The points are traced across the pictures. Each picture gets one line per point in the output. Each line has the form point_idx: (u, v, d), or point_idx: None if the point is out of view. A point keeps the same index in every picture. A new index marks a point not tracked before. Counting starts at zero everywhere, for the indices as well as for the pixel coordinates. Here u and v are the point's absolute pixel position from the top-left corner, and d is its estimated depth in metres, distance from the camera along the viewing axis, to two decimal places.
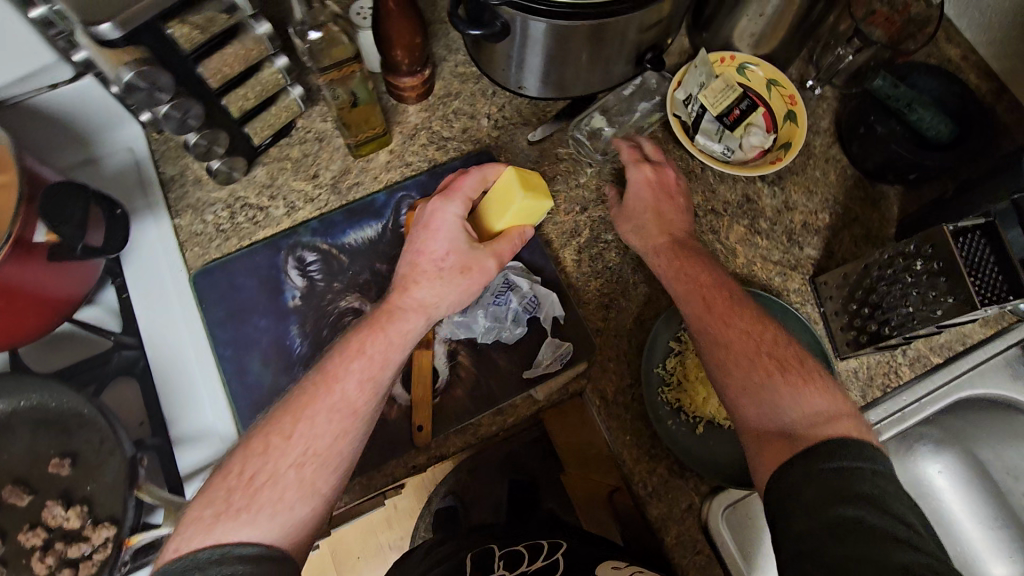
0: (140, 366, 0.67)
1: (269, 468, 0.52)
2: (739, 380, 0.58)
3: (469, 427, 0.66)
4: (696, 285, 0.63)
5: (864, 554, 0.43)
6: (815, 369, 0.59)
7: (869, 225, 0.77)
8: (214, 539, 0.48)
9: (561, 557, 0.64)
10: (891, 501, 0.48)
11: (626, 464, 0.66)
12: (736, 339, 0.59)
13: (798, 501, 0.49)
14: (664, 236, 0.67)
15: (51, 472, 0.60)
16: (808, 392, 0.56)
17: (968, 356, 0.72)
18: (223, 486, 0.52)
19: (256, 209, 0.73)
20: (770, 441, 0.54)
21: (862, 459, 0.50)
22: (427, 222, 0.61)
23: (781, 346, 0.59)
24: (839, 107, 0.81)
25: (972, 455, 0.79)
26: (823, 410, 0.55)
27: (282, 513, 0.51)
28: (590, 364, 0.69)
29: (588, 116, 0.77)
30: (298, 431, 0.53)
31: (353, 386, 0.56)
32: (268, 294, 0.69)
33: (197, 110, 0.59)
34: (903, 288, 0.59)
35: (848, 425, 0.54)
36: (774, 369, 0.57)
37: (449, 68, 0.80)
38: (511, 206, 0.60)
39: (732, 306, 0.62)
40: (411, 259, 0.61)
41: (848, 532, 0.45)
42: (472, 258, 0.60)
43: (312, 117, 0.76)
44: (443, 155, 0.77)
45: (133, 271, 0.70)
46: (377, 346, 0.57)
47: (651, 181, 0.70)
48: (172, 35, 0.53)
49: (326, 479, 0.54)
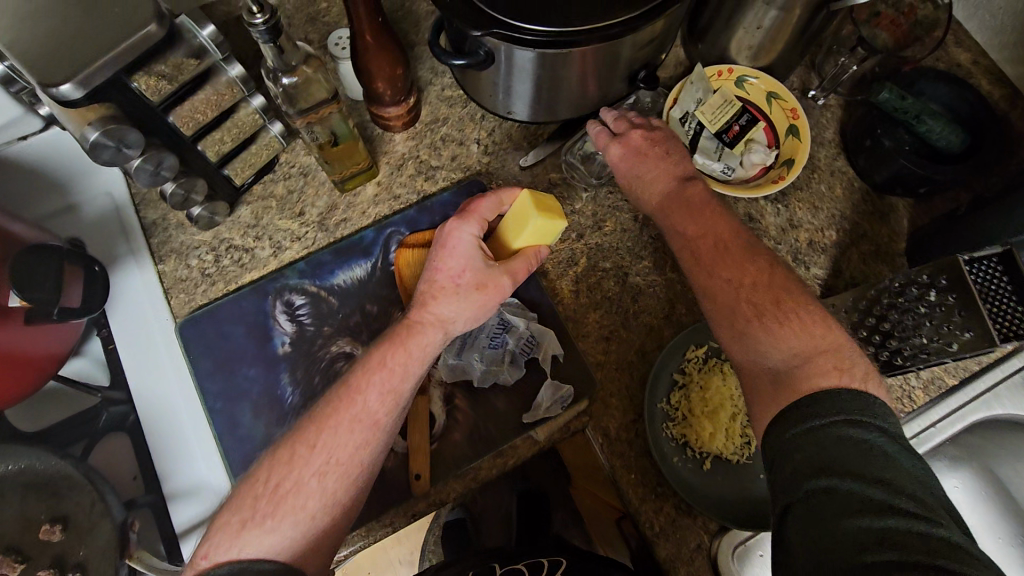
0: (131, 421, 0.65)
1: (293, 479, 0.51)
2: (726, 332, 0.55)
3: (469, 472, 0.64)
4: (684, 238, 0.60)
5: (834, 529, 0.40)
6: (796, 304, 0.54)
7: (879, 241, 0.74)
8: (237, 549, 0.48)
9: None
10: (872, 460, 0.43)
11: (632, 505, 0.64)
12: (720, 289, 0.56)
13: (782, 467, 0.45)
14: (655, 196, 0.64)
15: (42, 538, 0.59)
16: (790, 332, 0.53)
17: (984, 375, 0.69)
18: (250, 494, 0.51)
19: (242, 250, 0.71)
20: (761, 389, 0.51)
21: (845, 411, 0.46)
22: (443, 241, 0.59)
23: (762, 288, 0.55)
24: (844, 116, 0.78)
25: (993, 472, 0.73)
26: (802, 350, 0.51)
27: (305, 522, 0.50)
28: (592, 401, 0.66)
29: (580, 139, 0.74)
30: (322, 441, 0.52)
31: (376, 398, 0.54)
32: (257, 341, 0.67)
33: (171, 160, 0.57)
34: (916, 318, 0.56)
35: (833, 363, 0.50)
36: (753, 313, 0.54)
37: (436, 92, 0.77)
38: (527, 224, 0.57)
39: (720, 252, 0.58)
40: (428, 278, 0.59)
41: (819, 508, 0.42)
42: (489, 277, 0.58)
43: (295, 151, 0.73)
44: (432, 185, 0.74)
45: (118, 323, 0.68)
46: (398, 360, 0.55)
47: (626, 154, 0.65)
48: (137, 88, 0.51)
49: (348, 489, 0.52)
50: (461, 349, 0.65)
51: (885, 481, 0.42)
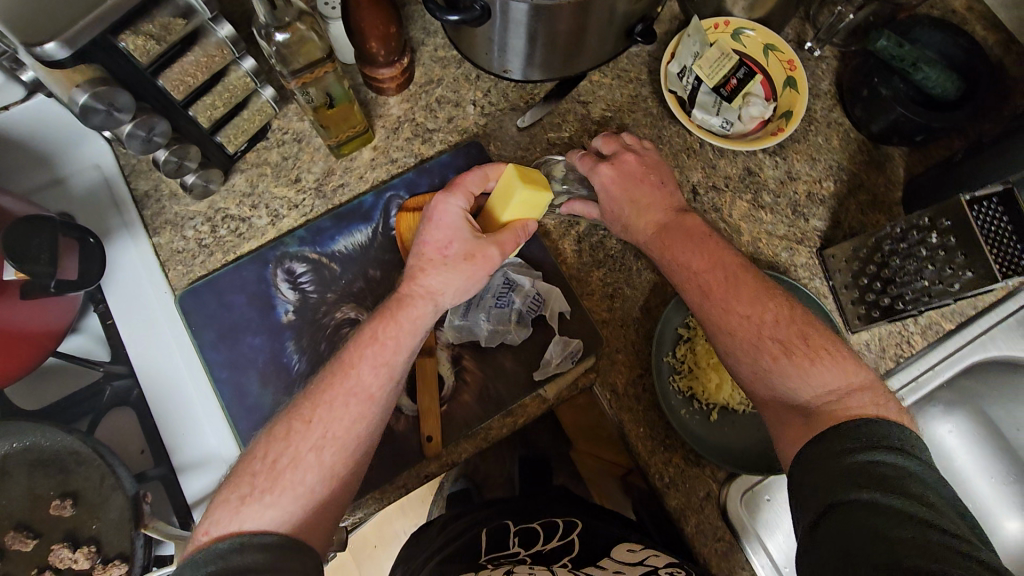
0: (135, 395, 0.64)
1: (291, 452, 0.50)
2: (747, 370, 0.56)
3: (479, 432, 0.65)
4: (690, 271, 0.60)
5: (868, 534, 0.41)
6: (825, 341, 0.55)
7: (875, 190, 0.74)
8: (236, 526, 0.47)
9: (575, 538, 0.61)
10: (908, 479, 0.44)
11: (641, 457, 0.65)
12: (738, 324, 0.56)
13: (813, 481, 0.46)
14: (649, 226, 0.63)
15: (53, 514, 0.58)
16: (824, 369, 0.53)
17: (979, 320, 0.70)
18: (248, 471, 0.50)
19: (238, 220, 0.69)
20: (791, 422, 0.52)
21: (881, 443, 0.46)
22: (430, 213, 0.58)
23: (783, 326, 0.56)
24: (839, 67, 0.78)
25: (984, 413, 0.75)
26: (835, 387, 0.52)
27: (305, 496, 0.49)
28: (598, 357, 0.67)
29: (547, 162, 0.72)
30: (318, 415, 0.52)
31: (370, 370, 0.53)
32: (260, 309, 0.67)
33: (164, 126, 0.55)
34: (918, 264, 0.58)
35: (868, 400, 0.51)
36: (780, 351, 0.55)
37: (429, 52, 0.75)
38: (512, 198, 0.57)
39: (734, 286, 0.58)
40: (416, 252, 0.58)
41: (850, 516, 0.43)
42: (477, 248, 0.56)
43: (288, 117, 0.72)
44: (429, 149, 0.73)
45: (116, 297, 0.67)
46: (389, 333, 0.55)
47: (615, 176, 0.64)
48: (125, 48, 0.49)
49: (346, 462, 0.52)
50: (467, 310, 0.65)
51: (920, 498, 0.42)
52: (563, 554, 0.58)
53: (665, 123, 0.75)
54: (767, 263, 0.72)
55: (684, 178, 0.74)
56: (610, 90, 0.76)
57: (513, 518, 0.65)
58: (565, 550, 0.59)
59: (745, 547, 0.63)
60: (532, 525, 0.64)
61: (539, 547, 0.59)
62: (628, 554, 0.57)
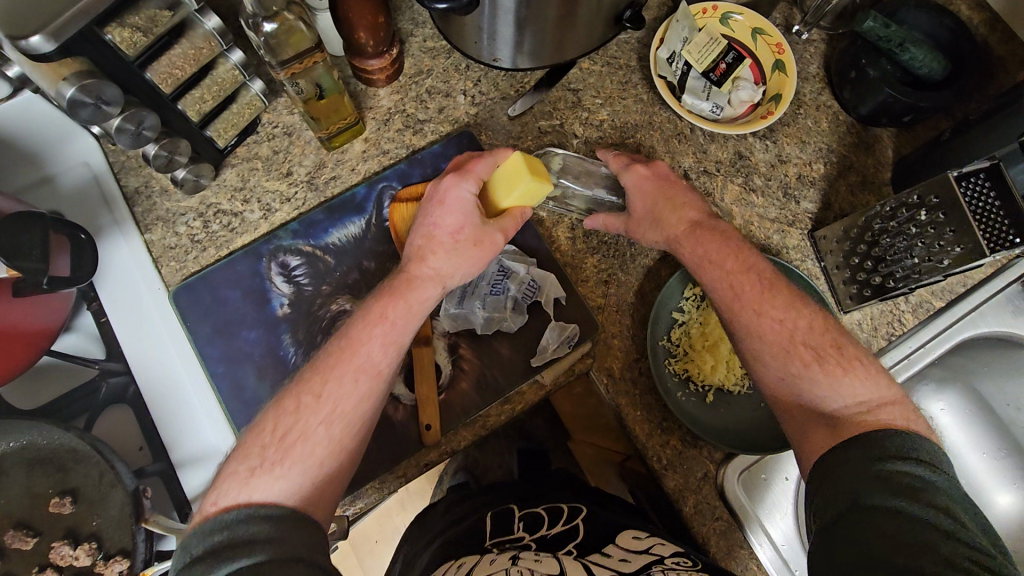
0: (132, 392, 0.64)
1: (301, 425, 0.50)
2: (775, 374, 0.55)
3: (478, 419, 0.65)
4: (723, 271, 0.59)
5: (890, 541, 0.42)
6: (855, 353, 0.55)
7: (865, 171, 0.75)
8: (247, 495, 0.46)
9: (580, 523, 0.59)
10: (934, 491, 0.44)
11: (638, 441, 0.65)
12: (771, 331, 0.56)
13: (834, 481, 0.47)
14: (682, 223, 0.63)
15: (52, 512, 0.58)
16: (854, 380, 0.53)
17: (969, 297, 0.71)
18: (257, 443, 0.50)
19: (230, 214, 0.69)
20: (816, 426, 0.52)
21: (909, 452, 0.47)
22: (439, 197, 0.58)
23: (818, 333, 0.56)
24: (826, 51, 0.78)
25: (975, 390, 0.76)
26: (867, 399, 0.52)
27: (314, 469, 0.49)
28: (595, 343, 0.67)
29: (548, 154, 0.70)
30: (328, 390, 0.52)
31: (379, 348, 0.54)
32: (255, 304, 0.67)
33: (153, 119, 0.55)
34: (907, 241, 0.59)
35: (899, 414, 0.51)
36: (814, 358, 0.54)
37: (417, 44, 0.75)
38: (518, 186, 0.57)
39: (766, 292, 0.58)
40: (423, 234, 0.58)
41: (875, 521, 0.43)
42: (485, 234, 0.58)
43: (277, 110, 0.71)
44: (421, 140, 0.73)
45: (110, 295, 0.66)
46: (398, 313, 0.55)
47: (647, 178, 0.65)
48: (112, 41, 0.49)
49: (354, 438, 0.52)
50: (462, 298, 0.65)
51: (946, 511, 0.43)
52: (567, 538, 0.56)
53: (656, 110, 0.76)
54: (759, 246, 0.72)
55: (676, 163, 0.74)
56: (600, 77, 0.76)
57: (518, 502, 0.65)
58: (569, 536, 0.57)
59: (743, 526, 0.64)
60: (537, 510, 0.63)
61: (544, 532, 0.58)
62: (631, 541, 0.55)
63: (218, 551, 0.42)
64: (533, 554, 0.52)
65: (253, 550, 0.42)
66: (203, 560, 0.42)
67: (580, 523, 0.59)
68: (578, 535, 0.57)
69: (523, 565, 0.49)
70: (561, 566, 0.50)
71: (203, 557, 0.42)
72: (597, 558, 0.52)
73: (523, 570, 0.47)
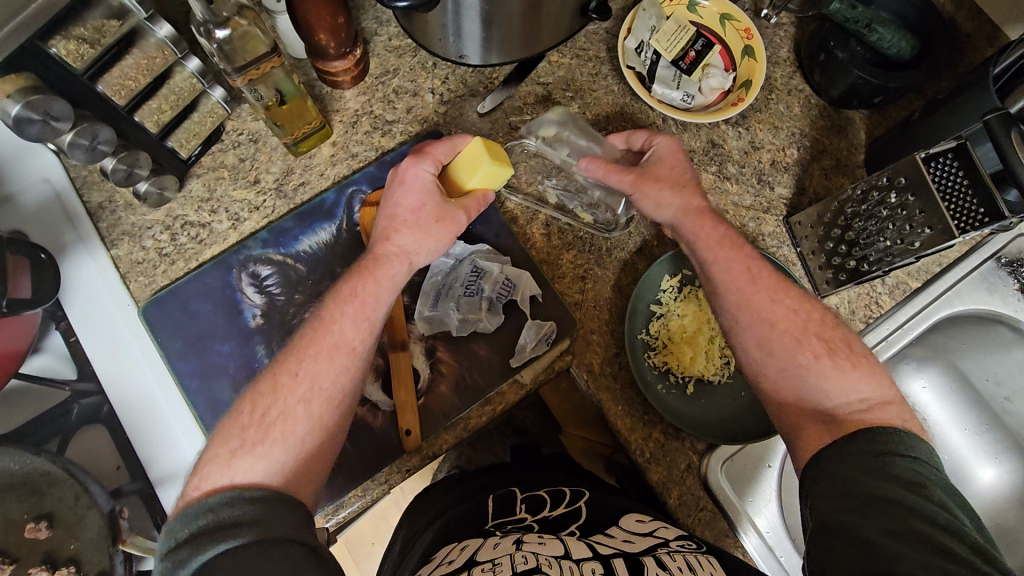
0: (105, 411, 0.64)
1: (279, 405, 0.49)
2: (782, 361, 0.55)
3: (459, 422, 0.65)
4: (744, 253, 0.60)
5: (887, 530, 0.42)
6: (866, 353, 0.55)
7: (838, 154, 0.75)
8: (229, 478, 0.45)
9: (583, 506, 0.57)
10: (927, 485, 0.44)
11: (621, 434, 0.65)
12: (783, 316, 0.56)
13: (828, 475, 0.47)
14: (698, 200, 0.63)
15: (28, 537, 0.57)
16: (857, 377, 0.53)
17: (944, 276, 0.72)
18: (236, 424, 0.49)
19: (198, 226, 0.68)
20: (808, 417, 0.52)
21: (905, 448, 0.47)
22: (399, 177, 0.59)
23: (829, 328, 0.56)
24: (796, 33, 0.78)
25: (956, 367, 0.77)
26: (868, 396, 0.52)
27: (295, 447, 0.48)
28: (574, 339, 0.67)
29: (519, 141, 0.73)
30: (304, 368, 0.51)
31: (352, 326, 0.53)
32: (227, 316, 0.66)
33: (107, 133, 0.53)
34: (879, 223, 0.59)
35: (897, 413, 0.51)
36: (823, 349, 0.54)
37: (383, 42, 0.74)
38: (479, 169, 0.58)
39: (778, 283, 0.58)
40: (387, 214, 0.58)
41: (865, 507, 0.43)
42: (447, 211, 0.58)
43: (242, 116, 0.70)
44: (390, 141, 0.72)
45: (80, 315, 0.65)
46: (369, 290, 0.55)
47: (680, 152, 0.66)
48: (57, 54, 0.49)
49: (335, 415, 0.51)
50: (436, 300, 0.65)
51: (940, 505, 0.43)
52: (569, 520, 0.54)
53: (627, 101, 0.75)
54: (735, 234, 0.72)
55: None
56: (569, 69, 0.75)
57: (519, 487, 0.62)
58: (571, 518, 0.54)
59: (728, 515, 0.64)
60: (540, 494, 0.60)
61: (545, 514, 0.55)
62: (636, 524, 0.53)
63: (203, 535, 0.41)
64: (536, 538, 0.49)
65: (239, 530, 0.41)
66: (188, 545, 0.41)
67: (584, 505, 0.57)
68: (583, 517, 0.54)
69: (527, 549, 0.46)
70: (565, 548, 0.47)
71: (187, 541, 0.41)
72: (601, 539, 0.50)
73: (527, 556, 0.45)
